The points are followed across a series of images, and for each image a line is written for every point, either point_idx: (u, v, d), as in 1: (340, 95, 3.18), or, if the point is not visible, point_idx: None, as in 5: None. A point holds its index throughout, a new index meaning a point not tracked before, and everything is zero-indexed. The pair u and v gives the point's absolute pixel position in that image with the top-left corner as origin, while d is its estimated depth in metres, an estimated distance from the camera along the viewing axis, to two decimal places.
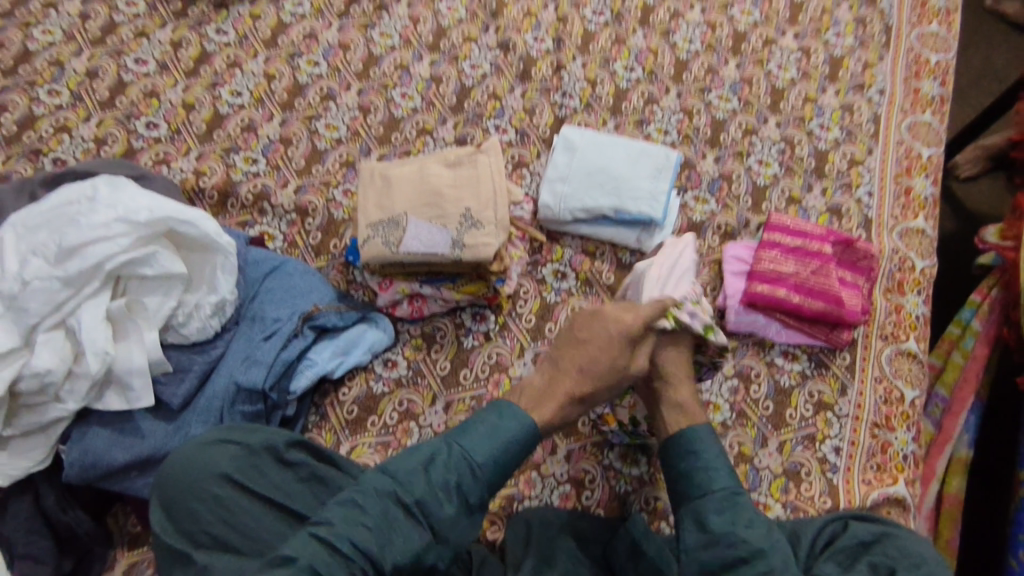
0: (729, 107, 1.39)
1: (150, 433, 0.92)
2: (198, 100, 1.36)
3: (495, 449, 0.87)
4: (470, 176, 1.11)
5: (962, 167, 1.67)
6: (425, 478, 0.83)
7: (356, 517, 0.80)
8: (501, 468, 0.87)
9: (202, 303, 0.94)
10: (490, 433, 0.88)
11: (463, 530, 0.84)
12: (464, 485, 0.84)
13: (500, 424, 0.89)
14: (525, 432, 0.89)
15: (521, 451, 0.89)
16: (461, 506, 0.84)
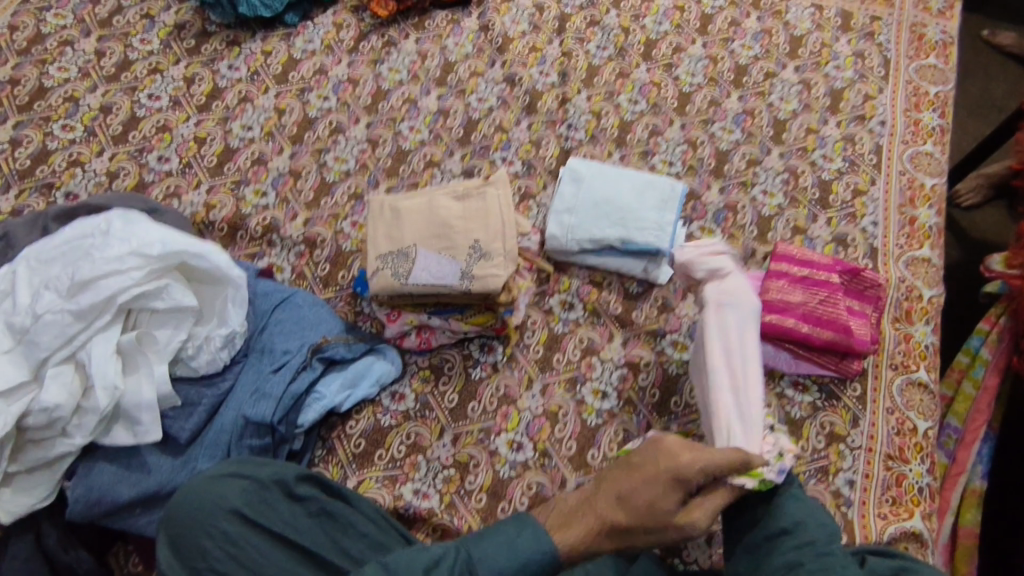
0: (733, 139, 1.41)
1: (156, 468, 0.91)
2: (209, 134, 1.38)
3: (510, 556, 0.89)
4: (479, 208, 1.12)
5: (965, 196, 1.69)
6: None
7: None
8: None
9: (212, 335, 0.94)
10: (506, 544, 0.90)
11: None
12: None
13: (519, 536, 0.90)
14: (547, 557, 0.90)
15: (534, 568, 0.90)
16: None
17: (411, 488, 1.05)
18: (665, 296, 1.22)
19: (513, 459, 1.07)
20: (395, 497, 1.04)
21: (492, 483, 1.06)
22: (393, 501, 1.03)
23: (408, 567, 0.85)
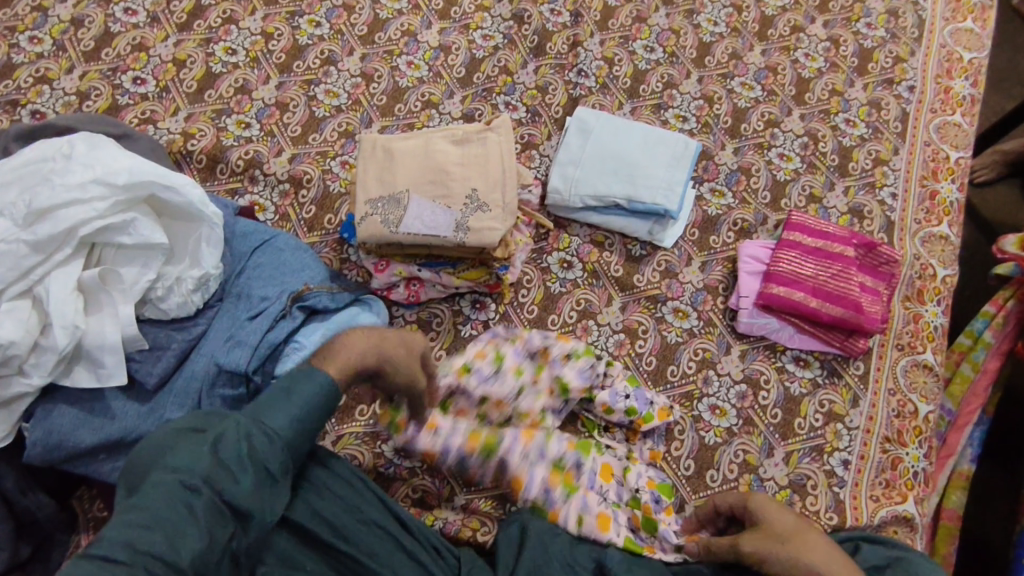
0: (752, 96, 1.32)
1: (121, 414, 0.86)
2: (190, 57, 1.28)
3: (295, 411, 0.74)
4: (479, 153, 1.04)
5: (980, 172, 1.62)
6: (214, 457, 0.68)
7: (150, 507, 0.63)
8: (303, 436, 0.75)
9: (184, 276, 0.87)
10: (283, 397, 0.74)
11: (271, 502, 0.70)
12: (261, 454, 0.70)
13: (296, 387, 0.75)
14: (327, 388, 0.76)
15: (322, 414, 0.76)
16: (262, 479, 0.70)
17: (394, 446, 1.03)
18: (668, 261, 1.17)
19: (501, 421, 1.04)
20: (376, 454, 1.03)
21: None
22: (373, 459, 1.03)
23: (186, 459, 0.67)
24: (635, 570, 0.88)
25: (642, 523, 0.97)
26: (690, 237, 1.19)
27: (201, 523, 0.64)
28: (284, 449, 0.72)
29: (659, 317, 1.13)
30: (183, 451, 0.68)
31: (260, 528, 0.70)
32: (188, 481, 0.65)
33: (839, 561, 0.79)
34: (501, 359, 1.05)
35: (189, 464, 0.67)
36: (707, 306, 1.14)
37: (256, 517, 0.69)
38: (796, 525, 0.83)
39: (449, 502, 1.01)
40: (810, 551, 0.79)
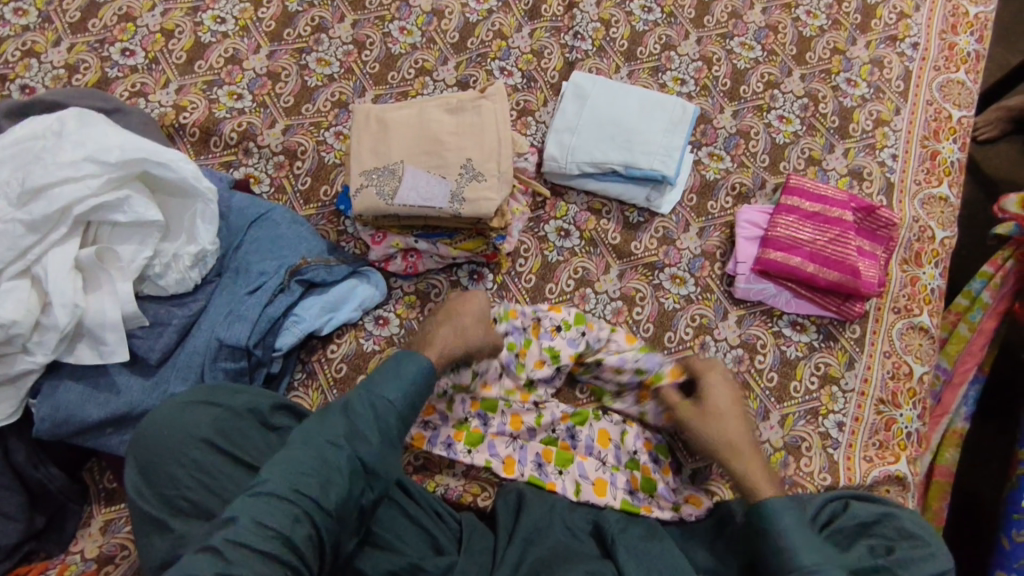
0: (752, 57, 1.29)
1: (126, 389, 0.87)
2: (178, 26, 1.25)
3: (402, 384, 0.82)
4: (473, 122, 1.02)
5: (982, 130, 1.59)
6: (350, 421, 0.76)
7: (300, 458, 0.72)
8: (411, 411, 0.83)
9: (180, 253, 0.87)
10: (393, 373, 0.82)
11: (393, 463, 0.78)
12: (381, 419, 0.79)
13: (403, 366, 0.83)
14: (429, 367, 0.85)
15: (425, 389, 0.84)
16: (386, 440, 0.78)
17: None
18: (666, 227, 1.17)
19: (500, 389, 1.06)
20: None
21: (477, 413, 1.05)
22: None
23: (323, 423, 0.76)
24: (629, 529, 0.91)
25: (642, 484, 1.00)
26: (688, 202, 1.19)
27: (343, 473, 0.73)
28: (398, 416, 0.80)
29: (657, 284, 1.13)
30: (317, 419, 0.77)
31: (384, 486, 0.78)
32: (331, 438, 0.74)
33: (744, 442, 0.95)
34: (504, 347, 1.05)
35: (326, 425, 0.76)
36: (704, 272, 1.14)
37: (381, 476, 0.77)
38: (726, 407, 0.98)
39: (451, 468, 1.03)
40: (719, 426, 0.96)
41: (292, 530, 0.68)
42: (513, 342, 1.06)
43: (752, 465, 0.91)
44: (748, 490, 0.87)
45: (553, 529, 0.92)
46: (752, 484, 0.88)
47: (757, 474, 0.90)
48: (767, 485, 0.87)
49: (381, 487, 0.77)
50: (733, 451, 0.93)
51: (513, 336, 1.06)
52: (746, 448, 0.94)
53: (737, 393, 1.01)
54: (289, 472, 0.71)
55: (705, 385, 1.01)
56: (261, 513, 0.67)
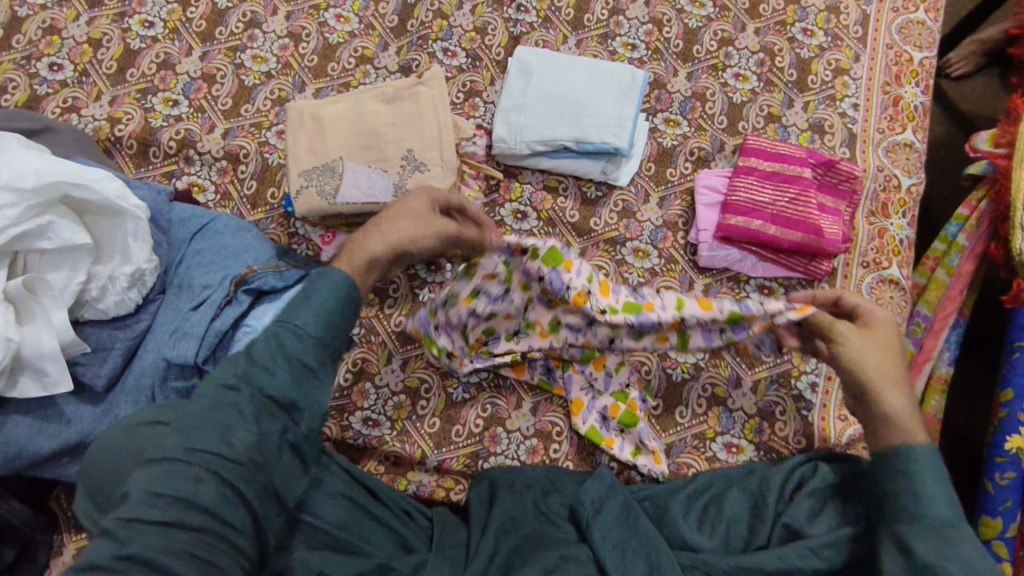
0: (703, 14, 1.25)
1: (76, 418, 0.85)
2: (105, 34, 1.20)
3: (315, 306, 0.75)
4: (410, 111, 0.98)
5: (956, 65, 1.55)
6: (249, 362, 0.71)
7: (193, 414, 0.68)
8: (332, 333, 0.75)
9: (115, 274, 0.84)
10: (303, 300, 0.76)
11: (312, 392, 0.72)
12: (288, 346, 0.72)
13: (313, 287, 0.76)
14: (346, 285, 0.78)
15: (348, 305, 0.77)
16: (299, 370, 0.72)
17: (361, 417, 1.02)
18: (625, 200, 1.14)
19: (466, 380, 1.04)
20: (344, 427, 1.01)
21: (444, 407, 1.03)
22: (341, 431, 1.01)
23: (225, 369, 0.72)
24: (604, 507, 0.90)
25: (622, 416, 1.02)
26: (646, 172, 1.15)
27: (246, 415, 0.68)
28: (313, 344, 0.73)
29: (619, 259, 1.11)
30: (221, 368, 0.73)
31: (311, 417, 0.72)
32: (227, 383, 0.70)
33: (898, 372, 0.89)
34: (508, 280, 0.98)
35: (228, 372, 0.72)
36: (668, 243, 1.12)
37: (303, 407, 0.71)
38: (889, 342, 0.91)
39: (422, 465, 1.01)
40: (887, 357, 0.89)
41: (198, 494, 0.63)
42: (549, 292, 0.96)
43: (901, 399, 0.86)
44: (904, 432, 0.84)
45: (527, 515, 0.91)
46: (903, 429, 0.84)
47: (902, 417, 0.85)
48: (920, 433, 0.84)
49: (309, 420, 0.72)
50: (898, 390, 0.87)
51: (523, 277, 0.97)
52: (903, 384, 0.88)
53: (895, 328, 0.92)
54: (187, 431, 0.67)
55: (875, 314, 0.93)
56: (159, 482, 0.63)
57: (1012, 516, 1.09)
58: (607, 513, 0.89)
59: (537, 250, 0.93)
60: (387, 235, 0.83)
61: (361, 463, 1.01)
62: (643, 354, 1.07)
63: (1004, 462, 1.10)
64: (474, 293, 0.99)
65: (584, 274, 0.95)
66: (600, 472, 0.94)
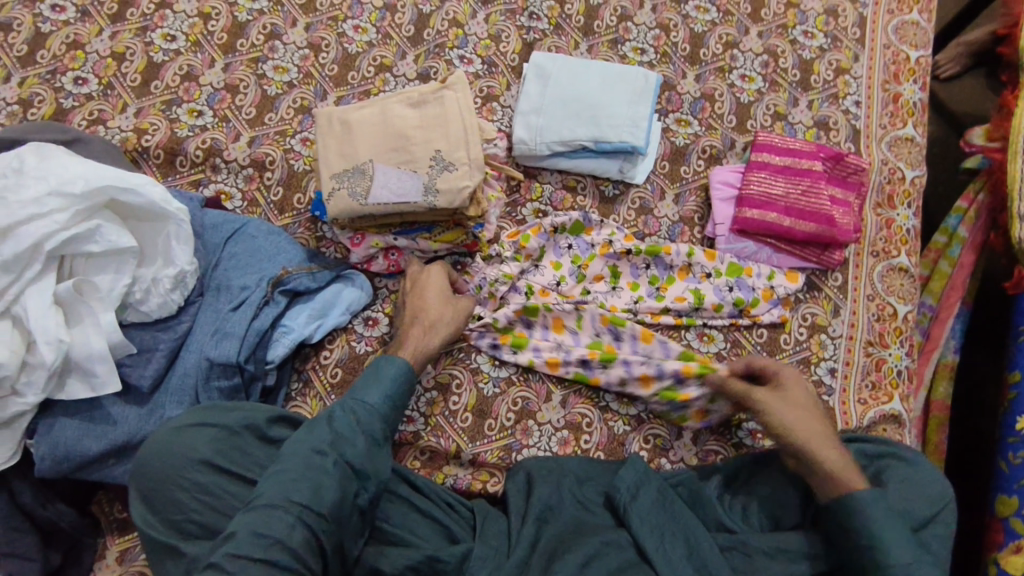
0: (708, 19, 1.30)
1: (122, 419, 0.87)
2: (128, 49, 1.23)
3: (384, 389, 0.87)
4: (437, 114, 1.01)
5: (944, 67, 1.60)
6: (331, 428, 0.82)
7: (287, 469, 0.77)
8: (394, 410, 0.88)
9: (159, 277, 0.87)
10: (373, 379, 0.88)
11: (380, 462, 0.83)
12: (366, 423, 0.83)
13: (381, 370, 0.89)
14: (405, 369, 0.90)
15: (407, 389, 0.89)
16: (372, 441, 0.83)
17: None
18: (642, 197, 1.17)
19: (496, 375, 1.06)
20: None
21: (476, 401, 1.05)
22: None
23: (310, 432, 0.81)
24: (640, 494, 0.92)
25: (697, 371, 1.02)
26: (661, 170, 1.19)
27: (332, 477, 0.78)
28: (382, 420, 0.85)
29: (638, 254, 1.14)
30: (304, 430, 0.82)
31: (376, 485, 0.82)
32: (318, 447, 0.79)
33: (816, 426, 0.91)
34: (544, 257, 1.12)
35: (313, 434, 0.81)
36: (685, 237, 1.16)
37: (371, 475, 0.82)
38: (801, 399, 0.94)
39: (457, 458, 1.03)
40: (787, 412, 0.92)
41: (291, 534, 0.73)
42: (578, 257, 1.12)
43: (818, 446, 0.89)
44: (829, 480, 0.87)
45: (565, 504, 0.93)
46: (833, 479, 0.86)
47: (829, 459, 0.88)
48: (851, 478, 0.86)
49: (374, 486, 0.82)
50: (815, 439, 0.89)
51: (555, 254, 1.12)
52: (823, 435, 0.90)
53: (806, 394, 0.95)
54: (280, 484, 0.76)
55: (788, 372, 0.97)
56: (258, 523, 0.73)
57: None
58: (643, 499, 0.92)
59: (564, 227, 1.12)
60: (424, 322, 0.98)
61: (396, 459, 1.03)
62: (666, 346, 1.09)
63: (1017, 441, 1.14)
64: (517, 264, 1.10)
65: (604, 234, 1.12)
66: (632, 459, 0.96)
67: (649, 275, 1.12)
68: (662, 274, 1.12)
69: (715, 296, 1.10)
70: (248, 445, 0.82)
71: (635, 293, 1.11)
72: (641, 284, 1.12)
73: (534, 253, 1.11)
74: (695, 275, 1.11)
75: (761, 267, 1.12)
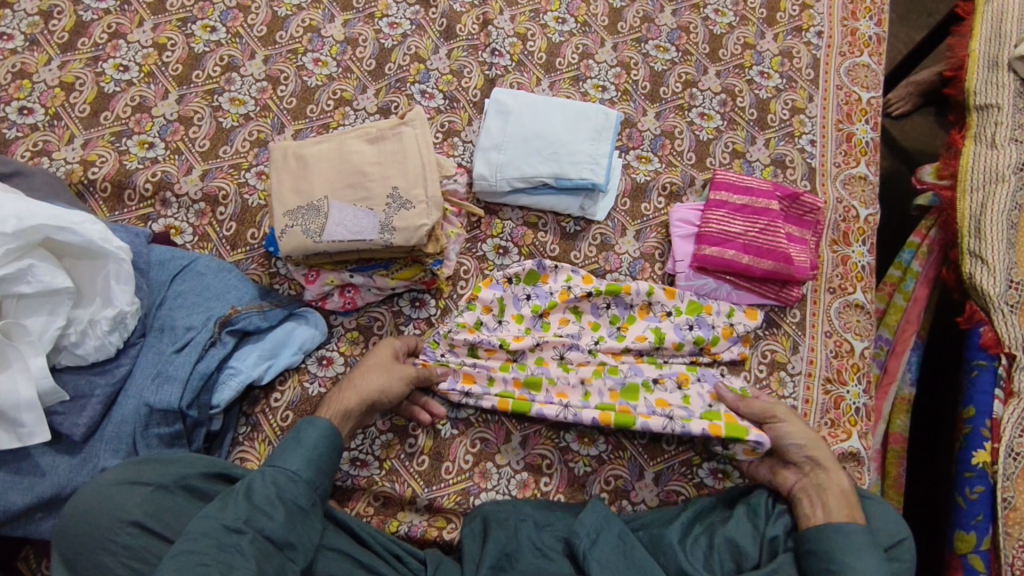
0: (668, 58, 1.32)
1: (52, 469, 0.82)
2: (78, 78, 1.19)
3: (305, 454, 0.85)
4: (395, 150, 1.00)
5: (896, 104, 1.64)
6: (249, 502, 0.78)
7: (194, 549, 0.73)
8: (320, 475, 0.85)
9: (97, 318, 0.83)
10: (293, 446, 0.86)
11: (305, 531, 0.81)
12: (287, 492, 0.81)
13: (301, 434, 0.87)
14: (329, 432, 0.88)
15: (331, 452, 0.87)
16: (293, 512, 0.80)
17: (349, 456, 1.01)
18: (603, 234, 1.17)
19: (454, 417, 1.04)
20: None
21: (433, 444, 1.02)
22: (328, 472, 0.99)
23: (223, 508, 0.78)
24: (601, 538, 0.90)
25: (727, 432, 0.98)
26: (622, 207, 1.19)
27: (247, 556, 0.75)
28: (306, 487, 0.83)
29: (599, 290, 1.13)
30: (217, 505, 0.79)
31: (305, 554, 0.80)
32: (231, 524, 0.76)
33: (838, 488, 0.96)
34: (504, 311, 1.08)
35: (227, 509, 0.78)
36: (646, 274, 1.15)
37: (297, 545, 0.79)
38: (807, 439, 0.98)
39: (412, 504, 0.99)
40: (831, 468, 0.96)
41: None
42: (538, 304, 1.08)
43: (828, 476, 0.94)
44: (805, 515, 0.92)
45: (522, 550, 0.90)
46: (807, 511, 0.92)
47: (831, 489, 0.92)
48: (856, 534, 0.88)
49: (302, 557, 0.79)
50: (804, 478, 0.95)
51: (515, 306, 1.09)
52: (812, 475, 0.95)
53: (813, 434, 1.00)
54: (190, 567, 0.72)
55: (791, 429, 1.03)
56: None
57: (985, 530, 1.13)
58: (602, 540, 0.90)
59: (518, 276, 1.10)
60: (360, 390, 0.93)
61: (349, 506, 0.99)
62: None
63: (973, 476, 1.16)
64: (477, 323, 1.06)
65: (561, 279, 1.11)
66: (593, 503, 0.94)
67: (611, 313, 1.11)
68: (623, 314, 1.11)
69: (676, 334, 1.09)
70: (181, 504, 0.79)
71: (597, 333, 1.09)
72: (603, 323, 1.10)
73: (492, 309, 1.08)
74: (655, 314, 1.11)
75: (721, 304, 1.12)
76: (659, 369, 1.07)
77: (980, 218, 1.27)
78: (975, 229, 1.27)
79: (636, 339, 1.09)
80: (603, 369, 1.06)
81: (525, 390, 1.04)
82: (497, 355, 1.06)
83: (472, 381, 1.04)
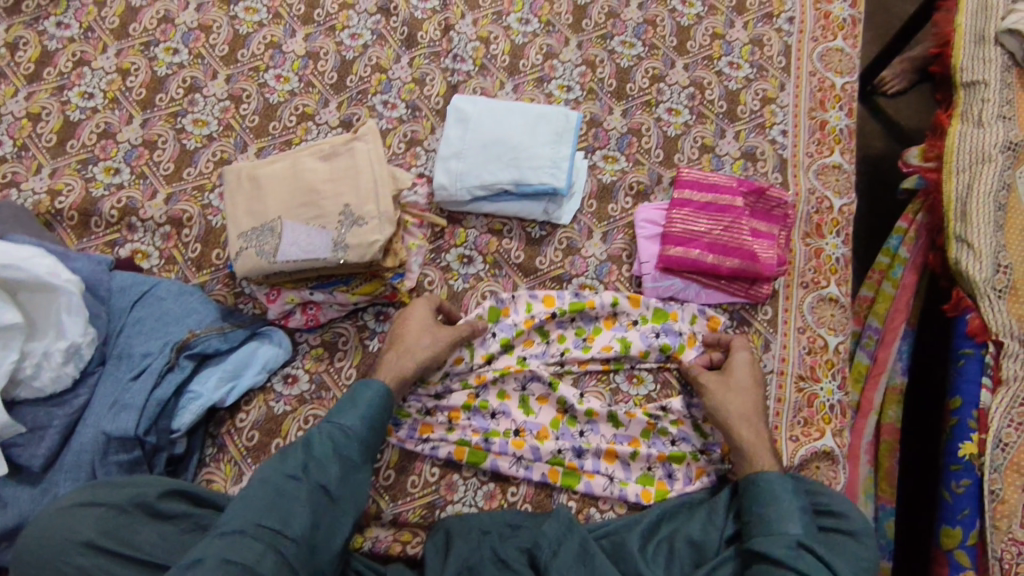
0: (633, 54, 1.30)
1: (14, 500, 0.84)
2: (44, 108, 1.21)
3: (361, 412, 0.91)
4: (346, 167, 1.00)
5: (891, 82, 1.61)
6: (308, 454, 0.86)
7: (258, 497, 0.82)
8: (374, 434, 0.91)
9: (50, 351, 0.85)
10: (350, 405, 0.92)
11: (357, 485, 0.88)
12: (342, 448, 0.88)
13: (358, 395, 0.92)
14: (383, 395, 0.93)
15: (384, 411, 0.93)
16: (347, 466, 0.88)
17: None
18: (569, 238, 1.16)
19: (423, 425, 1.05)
20: None
21: (399, 458, 1.03)
22: None
23: (285, 458, 0.86)
24: (561, 549, 0.90)
25: (656, 498, 1.00)
26: (588, 209, 1.18)
27: (304, 504, 0.83)
28: (359, 444, 0.89)
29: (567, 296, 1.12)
30: (284, 452, 0.87)
31: (356, 505, 0.87)
32: (277, 475, 0.84)
33: (751, 413, 0.98)
34: (467, 340, 1.07)
35: (288, 460, 0.86)
36: (613, 277, 1.14)
37: (348, 497, 0.87)
38: (747, 384, 1.01)
39: (378, 519, 1.00)
40: (732, 399, 0.99)
41: (260, 563, 0.78)
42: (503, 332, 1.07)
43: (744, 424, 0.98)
44: (747, 460, 0.96)
45: (484, 563, 0.90)
46: (752, 453, 0.96)
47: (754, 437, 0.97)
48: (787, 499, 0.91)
49: (355, 507, 0.87)
50: (745, 413, 0.98)
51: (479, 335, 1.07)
52: (756, 417, 0.98)
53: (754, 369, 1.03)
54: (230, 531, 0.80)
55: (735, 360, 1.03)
56: (226, 549, 0.78)
57: (972, 525, 1.08)
58: (561, 549, 0.90)
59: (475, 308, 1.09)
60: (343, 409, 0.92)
61: None
62: (596, 390, 1.07)
63: (959, 469, 1.11)
64: (438, 363, 1.07)
65: (522, 308, 1.09)
66: (556, 512, 0.95)
67: (578, 326, 1.10)
68: (589, 326, 1.10)
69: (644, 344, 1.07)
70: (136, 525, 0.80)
71: (562, 345, 1.08)
72: (569, 335, 1.09)
73: (463, 358, 1.06)
74: (621, 324, 1.10)
75: (687, 310, 1.11)
76: (617, 428, 1.04)
77: (966, 201, 1.23)
78: (961, 212, 1.23)
79: (603, 348, 1.08)
80: (561, 417, 1.05)
81: (483, 440, 1.02)
82: (461, 390, 1.05)
83: (432, 430, 1.03)
